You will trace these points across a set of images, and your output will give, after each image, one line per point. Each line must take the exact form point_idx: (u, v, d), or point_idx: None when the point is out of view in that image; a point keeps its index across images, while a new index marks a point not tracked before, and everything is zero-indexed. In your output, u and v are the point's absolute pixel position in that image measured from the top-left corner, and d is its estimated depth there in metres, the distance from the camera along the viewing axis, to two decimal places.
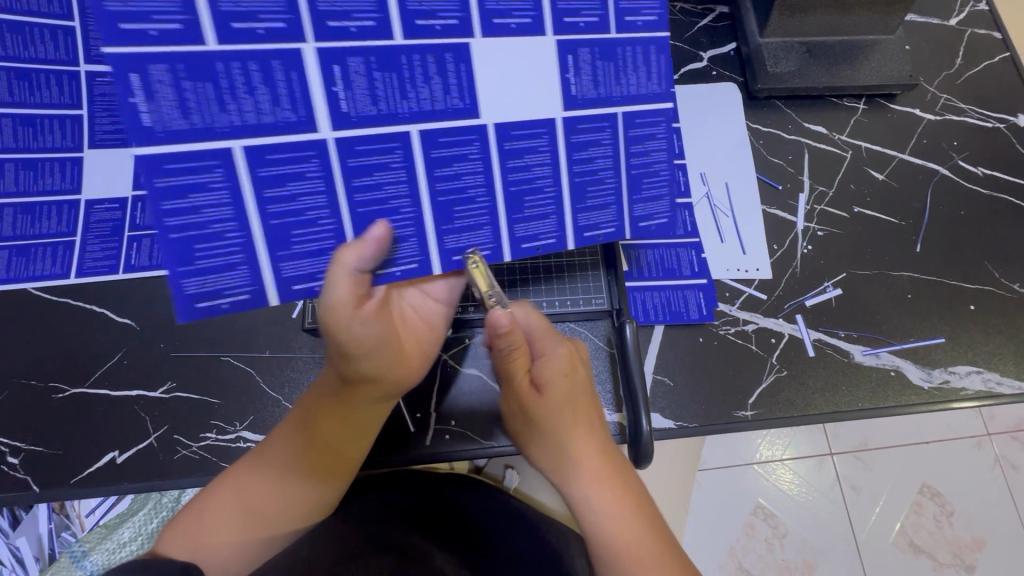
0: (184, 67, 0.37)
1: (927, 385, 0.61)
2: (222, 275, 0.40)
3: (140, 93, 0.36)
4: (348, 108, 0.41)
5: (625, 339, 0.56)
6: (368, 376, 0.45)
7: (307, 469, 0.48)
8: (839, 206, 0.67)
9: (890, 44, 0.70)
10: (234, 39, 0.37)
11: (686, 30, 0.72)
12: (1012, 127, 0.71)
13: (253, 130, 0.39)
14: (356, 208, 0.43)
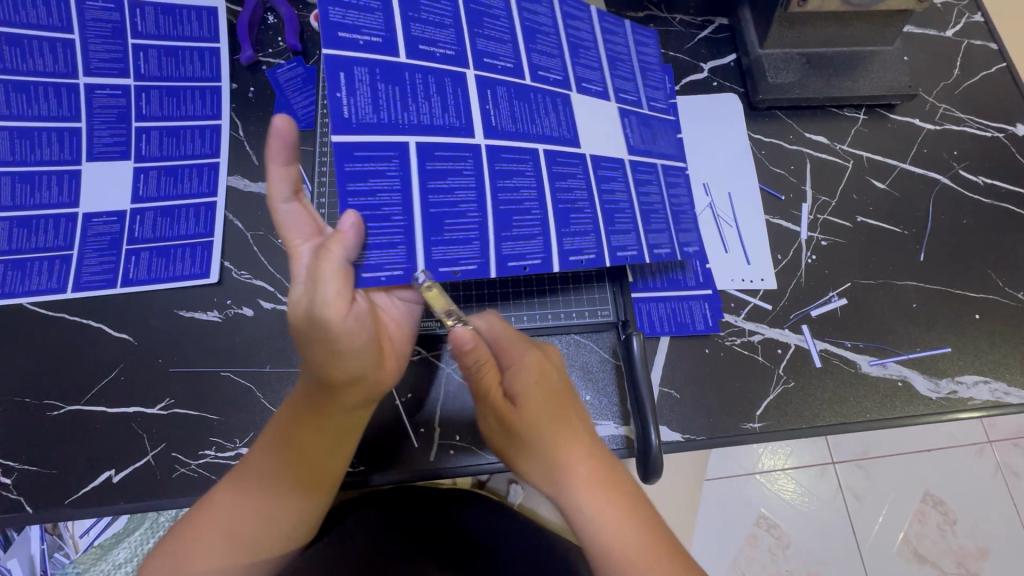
0: (380, 72, 0.44)
1: (934, 396, 0.60)
2: (385, 251, 0.43)
3: (344, 87, 0.43)
4: (496, 122, 0.49)
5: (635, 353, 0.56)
6: (350, 379, 0.44)
7: (290, 480, 0.46)
8: (842, 215, 0.66)
9: (889, 55, 0.70)
10: (419, 57, 0.46)
11: (686, 42, 0.74)
12: (1011, 136, 0.71)
13: (428, 130, 0.46)
14: (498, 205, 0.48)
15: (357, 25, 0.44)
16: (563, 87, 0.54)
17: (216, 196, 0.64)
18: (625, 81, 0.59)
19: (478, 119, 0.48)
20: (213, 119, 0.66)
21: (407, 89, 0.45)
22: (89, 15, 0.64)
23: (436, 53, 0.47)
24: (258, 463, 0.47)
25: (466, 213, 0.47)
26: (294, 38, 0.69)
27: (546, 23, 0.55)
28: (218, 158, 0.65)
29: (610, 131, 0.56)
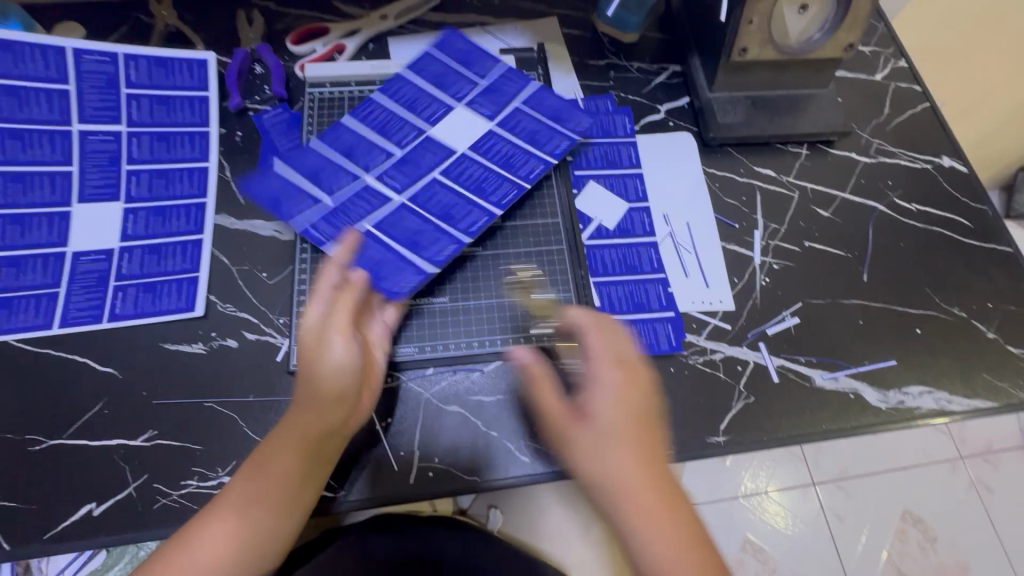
0: (312, 212, 0.65)
1: (884, 406, 0.64)
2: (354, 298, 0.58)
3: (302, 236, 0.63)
4: (396, 182, 0.67)
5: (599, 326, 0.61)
6: (337, 397, 0.50)
7: (291, 491, 0.49)
8: (791, 240, 0.72)
9: (824, 97, 0.78)
10: (325, 181, 0.66)
11: (643, 86, 0.81)
12: (938, 166, 0.79)
13: (359, 223, 0.64)
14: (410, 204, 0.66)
15: (298, 207, 0.65)
16: (482, 117, 0.71)
17: (202, 233, 0.67)
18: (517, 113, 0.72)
19: (426, 182, 0.67)
20: (200, 161, 0.70)
21: (354, 210, 0.65)
22: (86, 68, 0.69)
23: (349, 184, 0.67)
24: (256, 474, 0.49)
25: (438, 240, 0.64)
26: (280, 86, 0.74)
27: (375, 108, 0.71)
28: (205, 198, 0.69)
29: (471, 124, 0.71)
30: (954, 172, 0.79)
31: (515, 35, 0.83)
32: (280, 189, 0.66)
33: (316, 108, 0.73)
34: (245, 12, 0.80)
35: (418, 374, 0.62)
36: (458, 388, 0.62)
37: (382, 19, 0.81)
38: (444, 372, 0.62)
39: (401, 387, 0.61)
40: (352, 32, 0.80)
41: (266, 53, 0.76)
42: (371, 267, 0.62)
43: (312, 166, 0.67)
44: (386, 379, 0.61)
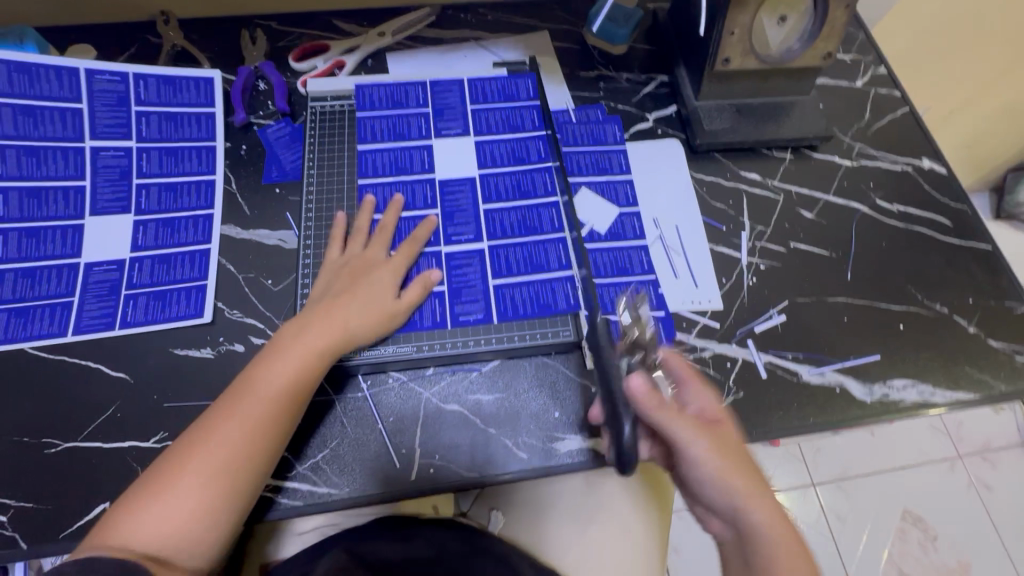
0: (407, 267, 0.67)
1: (869, 399, 0.66)
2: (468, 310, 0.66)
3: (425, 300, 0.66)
4: (460, 201, 0.72)
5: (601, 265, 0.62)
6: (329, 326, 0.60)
7: (210, 476, 0.51)
8: (777, 241, 0.75)
9: (806, 103, 0.81)
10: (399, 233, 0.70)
11: (632, 96, 0.84)
12: (918, 168, 0.82)
13: (459, 259, 0.68)
14: (461, 213, 0.71)
15: (423, 314, 0.65)
16: (463, 134, 0.75)
17: (210, 243, 0.69)
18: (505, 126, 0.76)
19: (483, 216, 0.71)
20: (207, 174, 0.73)
21: (470, 281, 0.67)
22: (97, 87, 0.71)
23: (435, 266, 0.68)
24: (177, 459, 0.52)
25: (539, 249, 0.69)
26: (283, 101, 0.77)
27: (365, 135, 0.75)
28: (213, 209, 0.71)
29: (460, 151, 0.74)
30: (933, 174, 0.81)
31: (508, 49, 0.86)
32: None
33: (317, 121, 0.76)
34: (249, 31, 0.84)
35: (419, 375, 0.64)
36: (458, 387, 0.64)
37: (380, 35, 0.85)
38: (444, 371, 0.64)
39: (402, 387, 0.63)
40: (351, 48, 0.84)
41: (269, 70, 0.79)
42: (537, 305, 0.66)
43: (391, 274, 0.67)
44: (387, 379, 0.64)
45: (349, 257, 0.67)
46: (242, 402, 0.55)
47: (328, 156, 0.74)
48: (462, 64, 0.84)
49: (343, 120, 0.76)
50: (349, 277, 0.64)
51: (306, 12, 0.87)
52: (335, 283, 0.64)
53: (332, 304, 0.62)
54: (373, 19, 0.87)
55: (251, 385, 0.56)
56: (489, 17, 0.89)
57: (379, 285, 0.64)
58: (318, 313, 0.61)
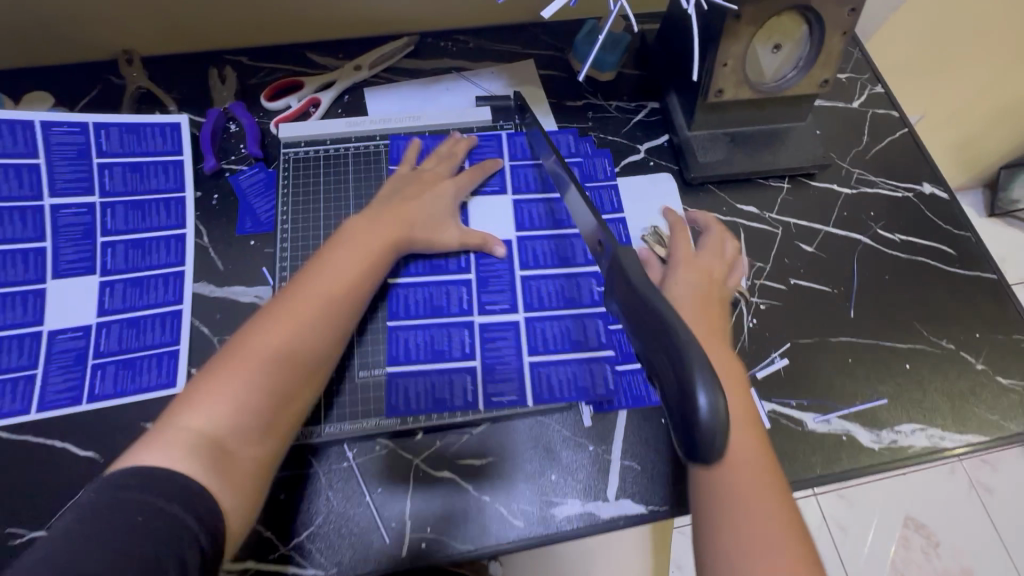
0: (427, 345, 0.65)
1: (877, 446, 0.63)
2: (505, 388, 0.63)
3: (439, 387, 0.63)
4: (491, 270, 0.69)
5: (638, 283, 0.44)
6: (394, 206, 0.66)
7: (278, 345, 0.54)
8: (776, 279, 0.72)
9: (802, 130, 0.78)
10: (423, 309, 0.66)
11: (622, 126, 0.81)
12: (919, 194, 0.79)
13: (489, 334, 0.66)
14: (496, 284, 0.68)
15: (454, 392, 0.62)
16: (499, 194, 0.73)
17: (182, 303, 0.66)
18: (495, 179, 0.74)
19: (520, 284, 0.68)
20: (177, 228, 0.69)
21: (503, 355, 0.65)
22: (54, 140, 0.67)
23: (469, 338, 0.65)
24: (232, 360, 0.53)
25: (531, 330, 0.66)
26: (255, 146, 0.73)
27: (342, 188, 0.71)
28: (184, 266, 0.68)
29: (502, 213, 0.72)
30: (935, 199, 0.79)
31: (492, 78, 0.82)
32: (427, 386, 0.63)
33: (290, 169, 0.71)
34: (218, 69, 0.80)
35: (408, 441, 0.61)
36: (448, 452, 0.60)
37: (357, 69, 0.80)
38: (437, 434, 0.61)
39: (391, 455, 0.60)
40: (326, 83, 0.80)
41: (240, 112, 0.75)
42: (575, 387, 0.63)
43: (421, 347, 0.65)
44: (376, 446, 0.61)
45: (421, 168, 0.71)
46: (295, 304, 0.57)
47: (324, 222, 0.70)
48: (444, 97, 0.80)
49: (377, 163, 0.73)
50: (414, 187, 0.68)
51: (277, 46, 0.82)
52: (399, 190, 0.68)
53: (399, 205, 0.66)
54: (349, 51, 0.83)
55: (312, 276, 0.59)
56: (471, 44, 0.85)
57: (438, 203, 0.68)
58: (384, 211, 0.65)
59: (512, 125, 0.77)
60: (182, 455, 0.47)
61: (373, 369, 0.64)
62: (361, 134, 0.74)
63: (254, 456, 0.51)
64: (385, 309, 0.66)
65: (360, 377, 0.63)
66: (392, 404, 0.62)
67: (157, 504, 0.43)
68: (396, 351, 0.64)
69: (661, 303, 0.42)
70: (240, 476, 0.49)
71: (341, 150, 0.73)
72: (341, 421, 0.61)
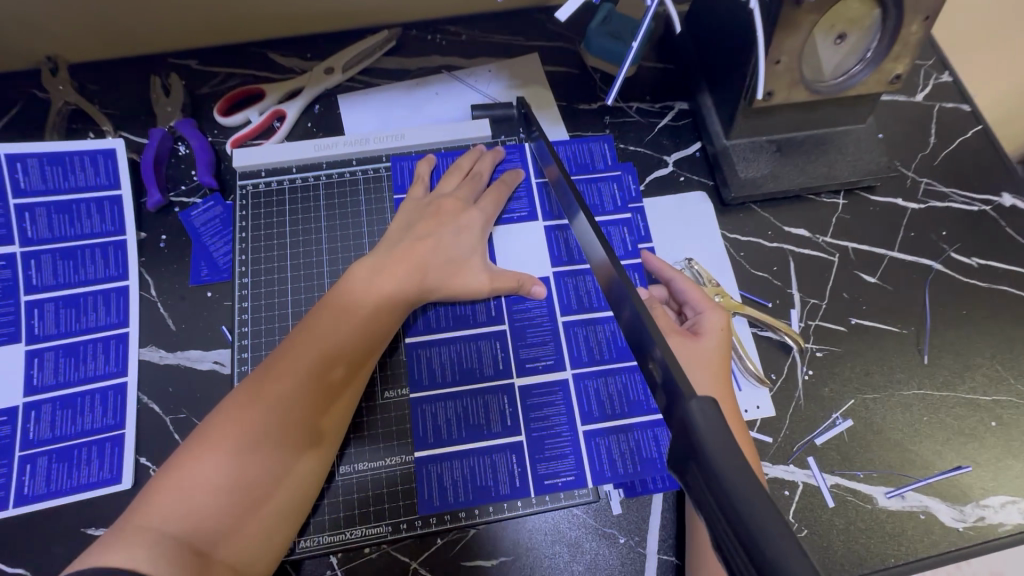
0: (460, 422, 0.52)
1: (961, 526, 0.53)
2: (559, 464, 0.52)
3: (477, 474, 0.51)
4: (526, 316, 0.55)
5: (726, 486, 0.24)
6: (412, 238, 0.53)
7: (269, 414, 0.44)
8: (835, 319, 0.61)
9: (862, 133, 0.65)
10: (449, 379, 0.53)
11: (646, 133, 0.68)
12: (998, 207, 0.67)
13: (532, 400, 0.53)
14: (533, 337, 0.55)
15: (498, 476, 0.51)
16: (531, 220, 0.59)
17: (127, 376, 0.55)
18: (516, 202, 0.60)
19: (563, 333, 0.55)
20: (118, 280, 0.58)
21: (552, 425, 0.52)
22: None
23: (509, 407, 0.52)
24: (217, 436, 0.42)
25: (580, 391, 0.53)
26: (207, 174, 0.61)
27: (319, 221, 0.58)
28: (128, 327, 0.56)
29: (534, 248, 0.58)
30: (1017, 213, 0.67)
31: (490, 78, 0.69)
32: (466, 471, 0.51)
33: (249, 206, 0.58)
34: (162, 78, 0.67)
35: (409, 543, 0.49)
36: (457, 552, 0.49)
37: (328, 73, 0.67)
38: (437, 531, 0.50)
39: (383, 561, 0.49)
40: (292, 92, 0.67)
41: (188, 132, 0.63)
42: (637, 460, 0.52)
43: (453, 422, 0.52)
44: (362, 550, 0.49)
45: (437, 194, 0.57)
46: (291, 360, 0.46)
47: (304, 262, 0.57)
48: (435, 104, 0.67)
49: (383, 189, 0.59)
50: (432, 218, 0.55)
51: (232, 47, 0.69)
52: (416, 221, 0.55)
53: (413, 239, 0.53)
54: (318, 49, 0.70)
55: (316, 329, 0.48)
56: (463, 37, 0.71)
57: (465, 236, 0.55)
58: (397, 253, 0.52)
59: (521, 136, 0.63)
60: (148, 555, 0.37)
61: (389, 457, 0.51)
62: (334, 159, 0.60)
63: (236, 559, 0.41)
64: (405, 376, 0.53)
65: (363, 467, 0.50)
66: (426, 499, 0.50)
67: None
68: (423, 430, 0.51)
69: (778, 536, 0.22)
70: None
71: (311, 180, 0.59)
72: (326, 532, 0.48)
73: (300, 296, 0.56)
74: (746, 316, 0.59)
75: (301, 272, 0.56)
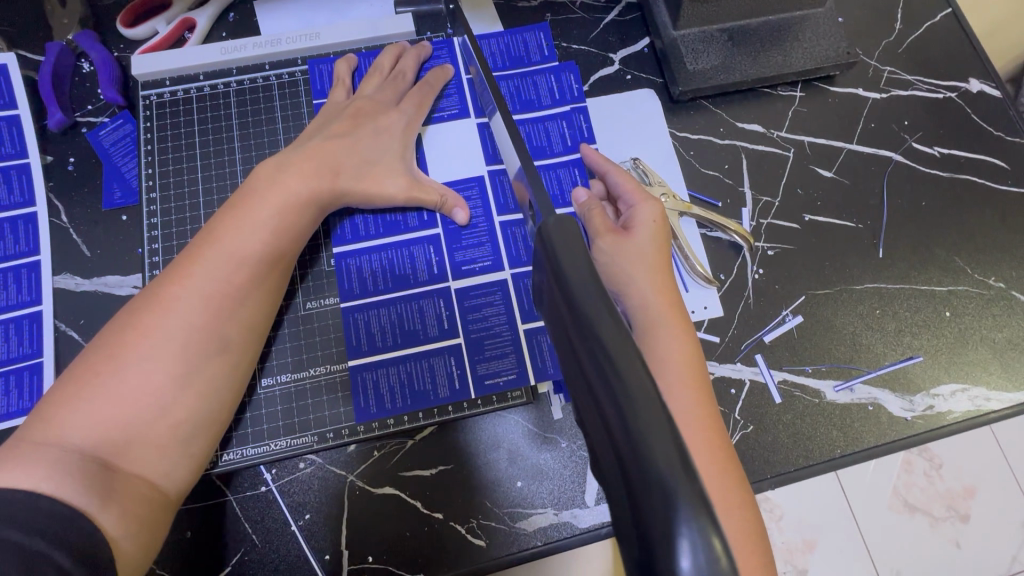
0: (393, 327, 0.50)
1: (910, 416, 0.52)
2: (499, 363, 0.50)
3: (412, 380, 0.49)
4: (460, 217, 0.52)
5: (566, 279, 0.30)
6: (322, 135, 0.50)
7: (173, 320, 0.41)
8: (788, 216, 0.58)
9: (820, 18, 0.61)
10: (379, 285, 0.50)
11: (591, 30, 0.63)
12: (964, 94, 0.63)
13: (467, 301, 0.51)
14: (467, 239, 0.52)
15: (436, 380, 0.49)
16: (463, 117, 0.55)
17: (42, 305, 0.52)
18: (446, 100, 0.56)
19: (500, 232, 0.52)
20: (26, 206, 0.54)
21: (492, 325, 0.50)
22: None
23: (445, 310, 0.50)
24: (111, 349, 0.40)
25: (521, 291, 0.51)
26: (112, 89, 0.56)
27: (228, 130, 0.55)
28: (40, 255, 0.53)
29: (467, 148, 0.54)
30: (984, 99, 0.63)
31: None
32: (403, 376, 0.49)
33: (155, 118, 0.55)
34: None
35: (344, 455, 0.48)
36: (394, 464, 0.48)
37: None
38: (374, 443, 0.48)
39: (317, 475, 0.48)
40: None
41: (89, 44, 0.57)
42: None
43: (389, 328, 0.50)
44: (297, 464, 0.48)
45: (356, 96, 0.53)
46: (196, 265, 0.43)
47: (216, 172, 0.54)
48: (359, 7, 0.60)
49: (299, 94, 0.56)
50: (349, 119, 0.51)
51: None
52: (331, 122, 0.51)
53: (326, 139, 0.50)
54: None
55: (215, 238, 0.44)
56: None
57: (385, 137, 0.51)
58: (307, 150, 0.49)
59: (449, 33, 0.59)
60: (47, 472, 0.35)
61: (315, 367, 0.49)
62: (244, 64, 0.56)
63: (150, 470, 0.39)
64: (330, 286, 0.51)
65: (286, 379, 0.49)
66: (361, 405, 0.48)
67: (12, 539, 0.31)
68: (356, 339, 0.49)
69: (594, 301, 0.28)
70: (133, 499, 0.38)
71: (220, 88, 0.56)
72: (251, 444, 0.48)
73: (212, 207, 0.53)
74: (694, 216, 0.56)
75: (213, 182, 0.54)
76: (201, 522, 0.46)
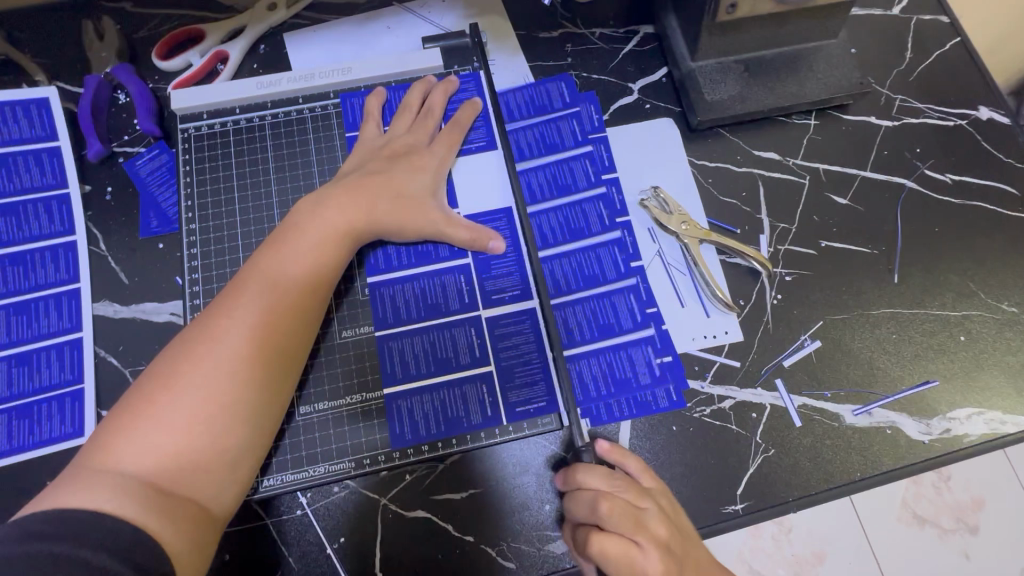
0: (426, 355, 0.51)
1: (927, 439, 0.54)
2: (529, 390, 0.51)
3: (444, 407, 0.50)
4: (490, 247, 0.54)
5: None
6: (358, 171, 0.53)
7: (219, 351, 0.43)
8: (805, 242, 0.59)
9: (833, 49, 0.63)
10: (412, 315, 0.52)
11: (610, 60, 0.65)
12: (974, 121, 0.65)
13: (497, 329, 0.52)
14: (495, 268, 0.54)
15: (469, 407, 0.51)
16: (491, 149, 0.58)
17: (82, 331, 0.54)
18: (472, 132, 0.58)
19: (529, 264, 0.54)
20: (65, 235, 0.56)
21: (521, 353, 0.52)
22: None
23: (476, 338, 0.52)
24: (163, 380, 0.42)
25: None
26: (149, 121, 0.58)
27: (264, 162, 0.57)
28: (79, 283, 0.55)
29: (495, 180, 0.57)
30: (994, 126, 0.65)
31: (446, 11, 0.64)
32: (436, 404, 0.50)
33: (193, 151, 0.57)
34: (94, 21, 0.62)
35: (378, 480, 0.49)
36: (426, 489, 0.49)
37: (271, 9, 0.62)
38: (405, 468, 0.50)
39: (352, 499, 0.49)
40: (235, 32, 0.62)
41: (126, 77, 0.59)
42: (612, 381, 0.53)
43: (421, 356, 0.51)
44: (332, 489, 0.49)
45: (390, 139, 0.55)
46: (239, 298, 0.45)
47: (252, 203, 0.56)
48: (387, 41, 0.62)
49: (332, 127, 0.58)
50: (384, 159, 0.54)
51: None
52: (368, 162, 0.54)
53: (361, 175, 0.52)
54: None
55: (259, 268, 0.47)
56: None
57: (416, 168, 0.54)
58: (342, 187, 0.51)
59: (474, 65, 0.61)
60: (109, 495, 0.37)
61: (351, 393, 0.51)
62: (279, 97, 0.58)
63: (199, 494, 0.41)
64: (364, 314, 0.52)
65: (323, 407, 0.50)
66: (395, 432, 0.50)
67: (81, 556, 0.33)
68: (390, 367, 0.51)
69: None
70: (187, 519, 0.39)
71: (255, 120, 0.58)
72: (288, 470, 0.49)
73: (249, 238, 0.55)
74: (714, 243, 0.58)
75: (250, 215, 0.56)
76: (240, 546, 0.47)
